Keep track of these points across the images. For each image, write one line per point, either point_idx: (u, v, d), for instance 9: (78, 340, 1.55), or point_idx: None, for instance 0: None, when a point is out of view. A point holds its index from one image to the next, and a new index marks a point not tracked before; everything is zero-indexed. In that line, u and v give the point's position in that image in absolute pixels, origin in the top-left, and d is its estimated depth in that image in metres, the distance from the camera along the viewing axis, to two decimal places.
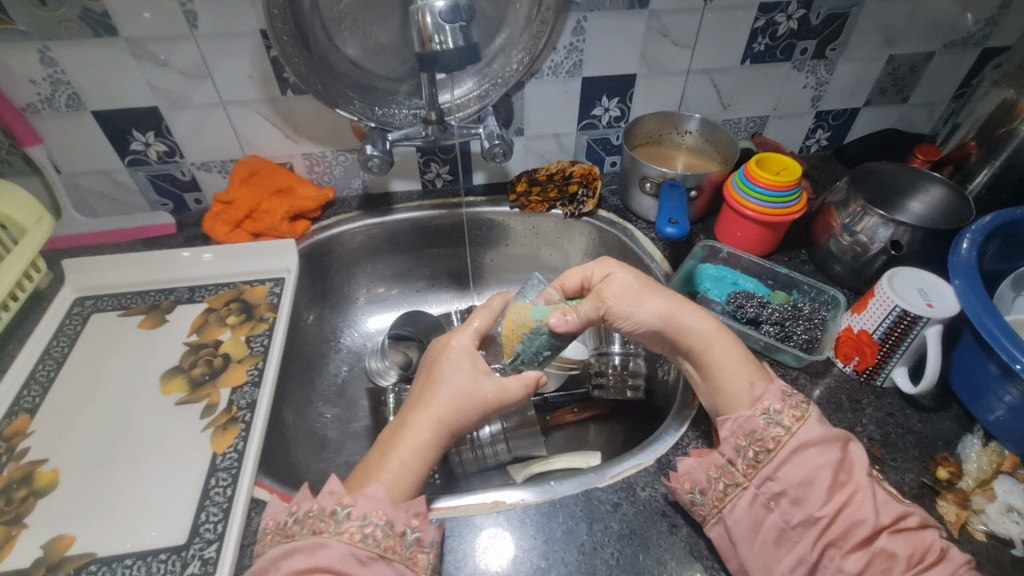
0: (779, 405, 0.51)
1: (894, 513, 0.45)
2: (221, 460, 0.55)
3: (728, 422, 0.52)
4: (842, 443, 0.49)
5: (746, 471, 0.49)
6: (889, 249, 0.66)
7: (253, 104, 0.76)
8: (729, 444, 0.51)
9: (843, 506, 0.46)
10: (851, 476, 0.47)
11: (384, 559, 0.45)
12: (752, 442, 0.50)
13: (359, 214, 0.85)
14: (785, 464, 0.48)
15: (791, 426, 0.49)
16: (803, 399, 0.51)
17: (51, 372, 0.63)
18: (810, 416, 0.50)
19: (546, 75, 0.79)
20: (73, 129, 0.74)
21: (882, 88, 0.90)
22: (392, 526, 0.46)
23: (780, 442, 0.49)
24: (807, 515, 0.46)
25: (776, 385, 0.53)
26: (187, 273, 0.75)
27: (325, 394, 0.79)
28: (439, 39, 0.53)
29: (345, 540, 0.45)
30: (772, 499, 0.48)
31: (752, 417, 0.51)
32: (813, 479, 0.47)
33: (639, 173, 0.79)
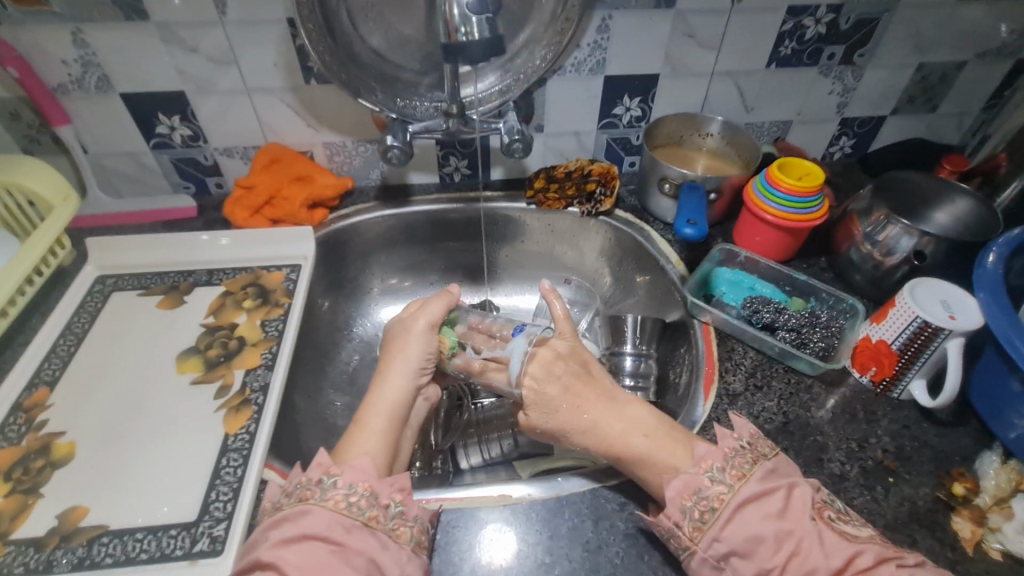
0: (721, 463, 0.48)
1: (846, 554, 0.42)
2: (232, 440, 0.56)
3: (674, 481, 0.48)
4: (784, 490, 0.46)
5: (692, 534, 0.46)
6: (911, 259, 0.65)
7: (278, 92, 0.76)
8: (675, 505, 0.48)
9: (793, 556, 0.43)
10: (796, 522, 0.44)
11: (368, 528, 0.45)
12: (697, 502, 0.47)
13: (377, 206, 0.86)
14: (729, 524, 0.45)
15: (733, 483, 0.47)
16: (746, 457, 0.49)
17: (71, 348, 0.65)
18: (751, 473, 0.47)
19: (569, 72, 0.78)
20: (101, 111, 0.75)
21: (910, 96, 0.88)
22: (377, 498, 0.47)
23: (723, 501, 0.46)
24: (758, 568, 0.44)
25: (718, 445, 0.50)
26: (206, 255, 0.76)
27: (336, 382, 0.80)
28: (465, 31, 0.54)
29: (330, 507, 0.45)
30: (720, 561, 0.45)
31: (696, 476, 0.48)
32: (760, 534, 0.44)
33: (658, 173, 0.79)
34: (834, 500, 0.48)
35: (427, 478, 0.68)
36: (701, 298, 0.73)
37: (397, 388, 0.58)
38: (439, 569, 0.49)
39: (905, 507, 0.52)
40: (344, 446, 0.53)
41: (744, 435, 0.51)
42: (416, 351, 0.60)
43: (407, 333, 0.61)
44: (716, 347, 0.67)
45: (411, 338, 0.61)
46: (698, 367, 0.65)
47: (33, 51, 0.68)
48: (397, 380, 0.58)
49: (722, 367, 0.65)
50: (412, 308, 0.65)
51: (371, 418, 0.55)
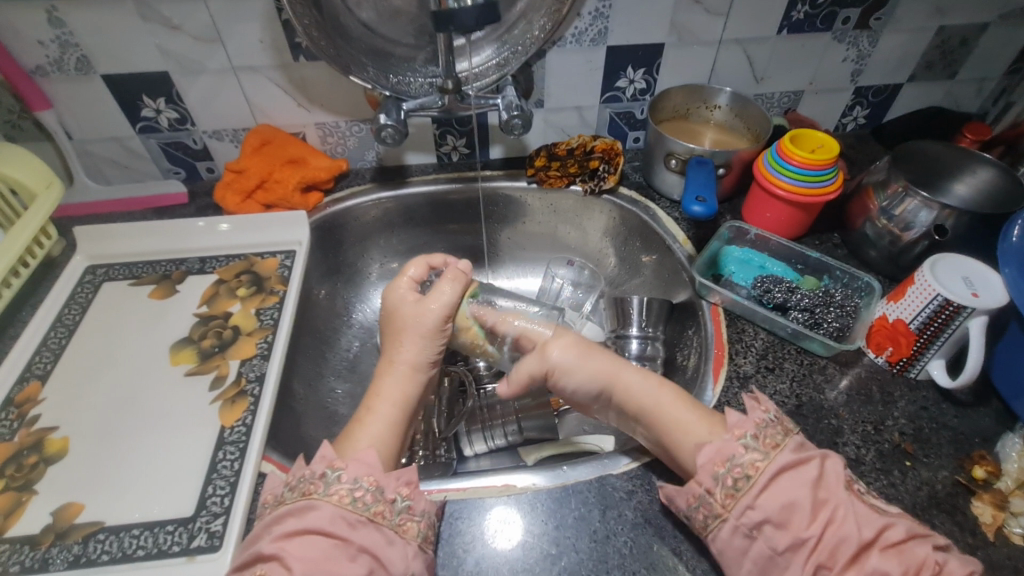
0: (754, 431, 0.46)
1: (878, 525, 0.41)
2: (229, 434, 0.55)
3: (707, 448, 0.47)
4: (819, 460, 0.45)
5: (724, 501, 0.44)
6: (932, 234, 0.62)
7: (265, 70, 0.73)
8: (706, 472, 0.46)
9: (828, 525, 0.42)
10: (831, 492, 0.43)
11: (373, 523, 0.44)
12: (730, 470, 0.45)
13: (372, 187, 0.83)
14: (764, 491, 0.43)
15: (768, 451, 0.45)
16: (780, 427, 0.47)
17: (62, 340, 0.63)
18: (787, 444, 0.46)
19: (569, 43, 0.75)
20: (83, 93, 0.72)
21: (928, 62, 0.84)
22: (382, 492, 0.45)
23: (757, 468, 0.44)
24: (792, 539, 0.42)
25: (750, 413, 0.48)
26: (198, 243, 0.74)
27: (337, 369, 0.78)
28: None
29: (334, 502, 0.44)
30: (752, 529, 0.43)
31: (730, 442, 0.46)
32: (794, 501, 0.42)
33: (664, 148, 0.75)
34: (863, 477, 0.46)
35: (432, 466, 0.65)
36: (709, 278, 0.70)
37: (406, 379, 0.56)
38: (442, 563, 0.48)
39: (924, 491, 0.51)
40: (353, 432, 0.52)
41: (772, 408, 0.49)
42: (425, 343, 0.58)
43: (416, 325, 0.58)
44: (726, 329, 0.65)
45: (420, 331, 0.58)
46: (706, 349, 0.63)
47: (8, 31, 0.65)
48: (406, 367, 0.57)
49: (732, 349, 0.62)
50: (406, 287, 0.61)
51: (382, 408, 0.54)
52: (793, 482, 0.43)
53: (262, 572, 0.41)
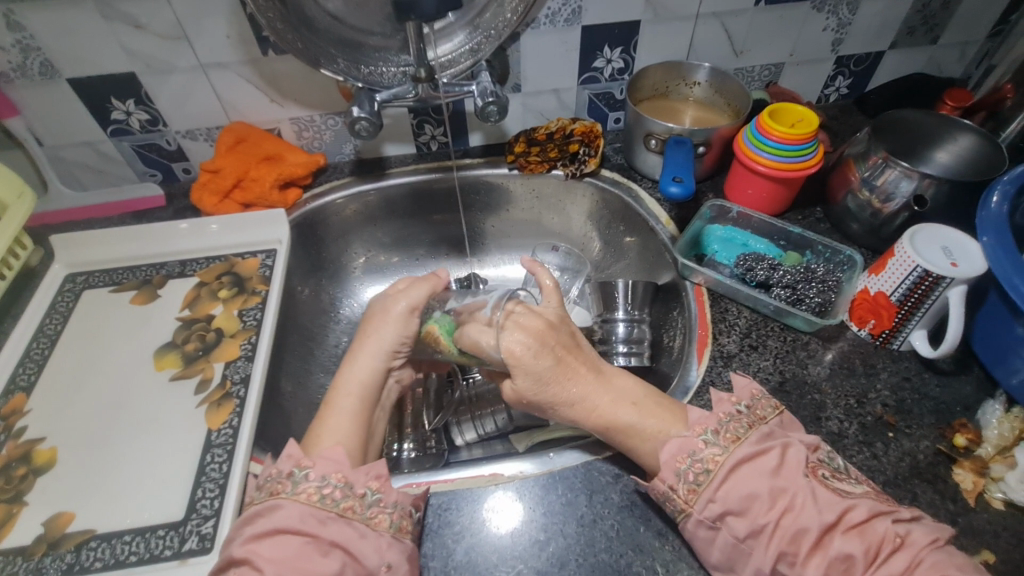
0: (716, 426, 0.47)
1: (839, 509, 0.41)
2: (216, 436, 0.55)
3: (670, 443, 0.47)
4: (779, 450, 0.45)
5: (687, 496, 0.45)
6: (911, 205, 0.62)
7: (234, 66, 0.72)
8: (668, 468, 0.46)
9: (786, 512, 0.42)
10: (789, 479, 0.43)
11: (344, 518, 0.44)
12: (691, 465, 0.45)
13: (352, 181, 0.82)
14: (724, 484, 0.44)
15: (727, 446, 0.45)
16: (743, 421, 0.47)
17: (45, 350, 0.63)
18: (746, 437, 0.46)
19: (543, 24, 0.73)
20: (49, 98, 0.71)
21: (910, 28, 0.83)
22: (352, 488, 0.46)
23: (717, 462, 0.45)
24: (752, 526, 0.42)
25: (713, 410, 0.49)
26: (178, 246, 0.73)
27: (326, 365, 0.78)
28: None
29: (303, 500, 0.44)
30: (716, 521, 0.43)
31: (690, 438, 0.47)
32: (754, 491, 0.43)
33: (644, 128, 0.74)
34: (832, 459, 0.46)
35: (422, 459, 0.67)
36: (693, 258, 0.70)
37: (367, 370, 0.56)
38: (432, 553, 0.48)
39: (906, 462, 0.51)
40: (317, 430, 0.52)
41: (743, 399, 0.49)
42: (390, 330, 0.57)
43: (384, 311, 0.58)
44: (710, 309, 0.65)
45: (388, 319, 0.57)
46: (690, 331, 0.63)
47: None
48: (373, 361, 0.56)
49: (716, 329, 0.63)
50: (381, 277, 0.61)
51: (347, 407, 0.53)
52: (771, 461, 0.44)
53: None
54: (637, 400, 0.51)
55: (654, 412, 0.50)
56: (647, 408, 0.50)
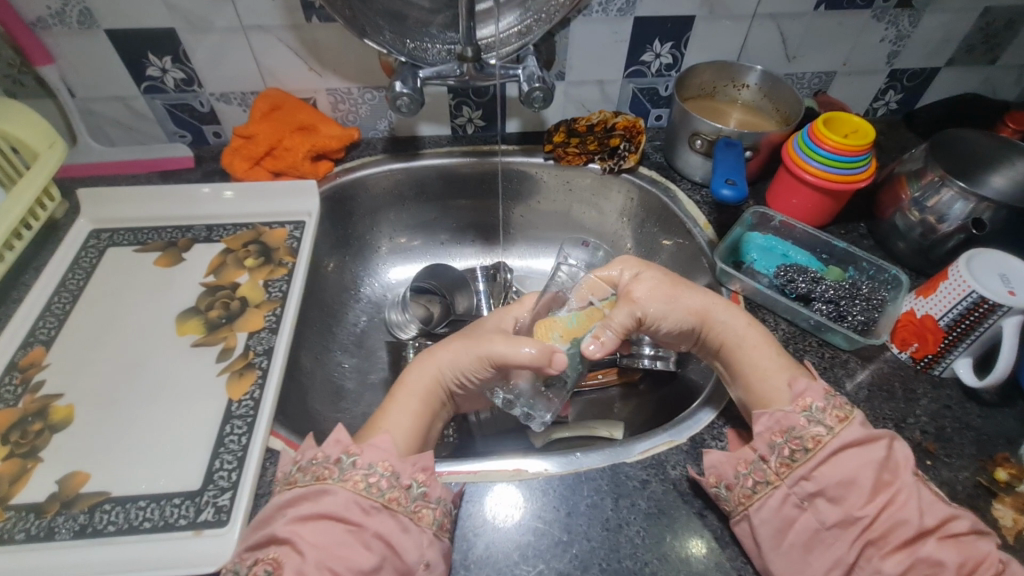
0: (822, 403, 0.47)
1: (941, 515, 0.41)
2: (237, 407, 0.54)
3: (764, 417, 0.48)
4: (887, 441, 0.45)
5: (778, 469, 0.45)
6: (970, 227, 0.59)
7: (276, 30, 0.70)
8: (762, 439, 0.47)
9: (886, 507, 0.42)
10: (896, 475, 0.43)
11: (388, 510, 0.43)
12: (789, 440, 0.46)
13: (384, 158, 0.81)
14: (822, 464, 0.44)
15: (833, 426, 0.45)
16: (846, 402, 0.47)
17: (66, 305, 0.62)
18: (854, 417, 0.46)
19: (595, 12, 0.71)
20: (85, 49, 0.69)
21: (969, 45, 0.80)
22: (397, 477, 0.44)
23: (819, 442, 0.45)
24: (844, 515, 0.43)
25: (818, 383, 0.49)
26: (204, 210, 0.72)
27: (344, 343, 0.78)
28: None
29: (349, 488, 0.43)
30: (805, 500, 0.44)
31: (790, 414, 0.47)
32: (855, 479, 0.43)
33: (690, 128, 0.72)
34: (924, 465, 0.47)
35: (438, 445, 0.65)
36: (730, 265, 0.68)
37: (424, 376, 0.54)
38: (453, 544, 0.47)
39: (944, 491, 0.50)
40: (377, 421, 0.51)
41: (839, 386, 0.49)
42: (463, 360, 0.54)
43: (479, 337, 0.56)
44: None
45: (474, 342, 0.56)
46: None
47: None
48: (433, 375, 0.54)
49: None
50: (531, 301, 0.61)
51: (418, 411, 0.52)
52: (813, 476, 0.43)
53: (274, 556, 0.40)
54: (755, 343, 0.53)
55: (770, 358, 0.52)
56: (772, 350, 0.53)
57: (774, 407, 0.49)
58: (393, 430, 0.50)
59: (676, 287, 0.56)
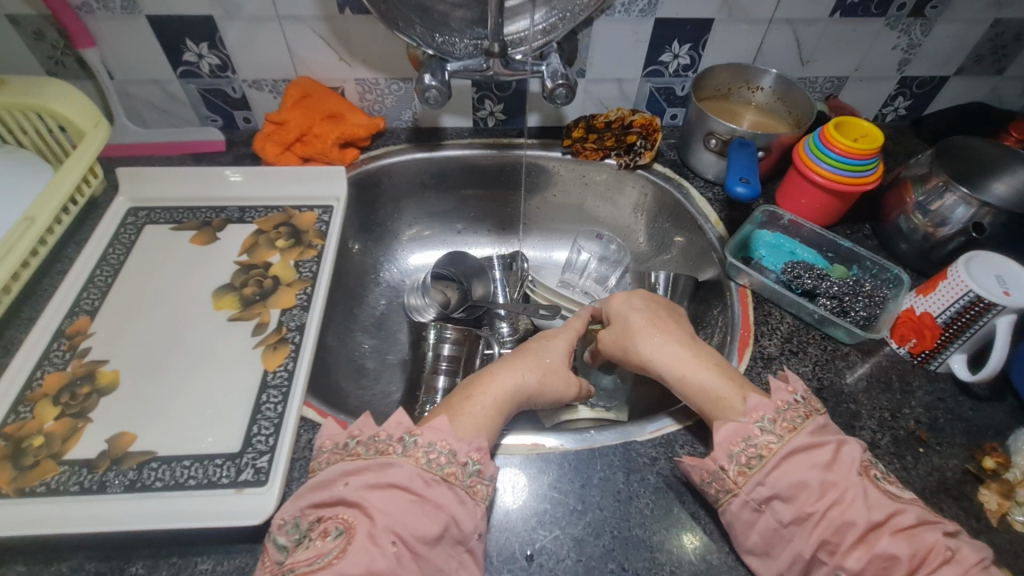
0: (772, 415, 0.49)
1: (888, 510, 0.43)
2: (272, 377, 0.57)
3: (724, 428, 0.50)
4: (834, 445, 0.47)
5: (736, 477, 0.47)
6: (969, 230, 0.62)
7: (310, 20, 0.73)
8: (721, 449, 0.49)
9: (834, 505, 0.44)
10: (843, 476, 0.45)
11: (447, 483, 0.45)
12: (745, 449, 0.48)
13: (408, 147, 0.84)
14: (775, 470, 0.46)
15: (783, 435, 0.47)
16: (800, 411, 0.49)
17: (108, 278, 0.65)
18: (803, 427, 0.48)
19: (618, 12, 0.74)
20: (127, 33, 0.72)
21: (978, 55, 0.83)
22: (455, 455, 0.47)
23: (771, 449, 0.47)
24: (798, 513, 0.45)
25: (769, 398, 0.51)
26: (237, 192, 0.75)
27: (365, 325, 0.81)
28: None
29: (413, 462, 0.46)
30: (761, 503, 0.46)
31: (745, 425, 0.49)
32: (805, 481, 0.45)
33: (705, 128, 0.75)
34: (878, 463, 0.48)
35: None
36: (740, 259, 0.71)
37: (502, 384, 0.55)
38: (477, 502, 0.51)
39: (934, 476, 0.53)
40: (449, 405, 0.52)
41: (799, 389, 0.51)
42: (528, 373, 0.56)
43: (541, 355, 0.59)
44: (753, 310, 0.66)
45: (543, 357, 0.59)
46: (732, 330, 0.65)
47: None
48: (510, 386, 0.55)
49: (758, 331, 0.64)
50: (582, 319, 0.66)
51: (480, 397, 0.53)
52: (814, 459, 0.46)
53: (346, 516, 0.43)
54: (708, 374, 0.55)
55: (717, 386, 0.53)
56: (713, 380, 0.54)
57: (731, 418, 0.51)
58: (455, 415, 0.51)
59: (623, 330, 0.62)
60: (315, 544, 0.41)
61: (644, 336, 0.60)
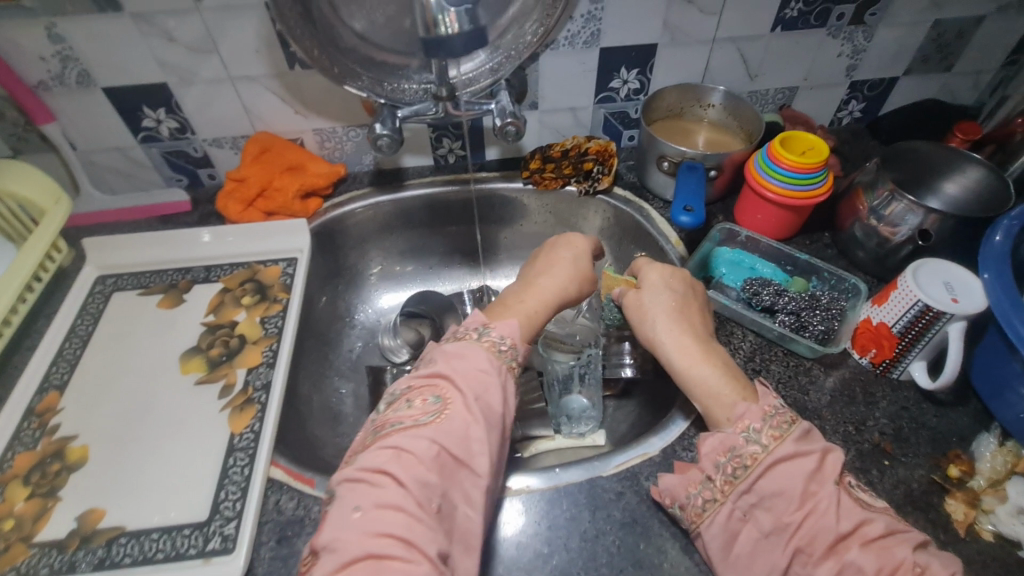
0: (759, 424, 0.49)
1: (857, 519, 0.44)
2: (238, 440, 0.58)
3: (709, 438, 0.50)
4: (819, 455, 0.47)
5: (723, 486, 0.48)
6: (915, 238, 0.63)
7: (262, 79, 0.74)
8: (708, 460, 0.50)
9: (810, 514, 0.44)
10: (822, 486, 0.45)
11: (510, 373, 0.52)
12: (732, 459, 0.49)
13: (371, 191, 0.85)
14: (760, 479, 0.47)
15: (768, 444, 0.48)
16: (787, 418, 0.49)
17: (77, 350, 0.66)
18: (790, 436, 0.48)
19: (562, 45, 0.75)
20: (84, 105, 0.74)
21: (924, 55, 0.84)
22: (518, 354, 0.54)
23: (756, 459, 0.47)
24: (777, 522, 0.46)
25: (758, 404, 0.51)
26: (201, 252, 0.76)
27: (340, 370, 0.82)
28: (444, 23, 0.50)
29: (486, 349, 0.53)
30: (746, 511, 0.47)
31: (732, 434, 0.50)
32: (785, 490, 0.46)
33: (657, 150, 0.76)
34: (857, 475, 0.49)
35: None
36: (700, 280, 0.72)
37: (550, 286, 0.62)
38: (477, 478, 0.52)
39: (900, 490, 0.53)
40: (506, 304, 0.60)
41: None
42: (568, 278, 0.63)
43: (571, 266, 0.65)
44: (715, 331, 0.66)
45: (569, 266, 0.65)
46: None
47: (9, 47, 0.66)
48: (558, 289, 0.62)
49: None
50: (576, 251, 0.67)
51: (533, 299, 0.60)
52: (773, 484, 0.46)
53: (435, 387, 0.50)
54: (718, 369, 0.56)
55: (720, 385, 0.54)
56: (715, 378, 0.55)
57: (720, 429, 0.52)
58: (513, 312, 0.58)
59: (655, 306, 0.61)
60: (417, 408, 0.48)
61: (662, 320, 0.60)
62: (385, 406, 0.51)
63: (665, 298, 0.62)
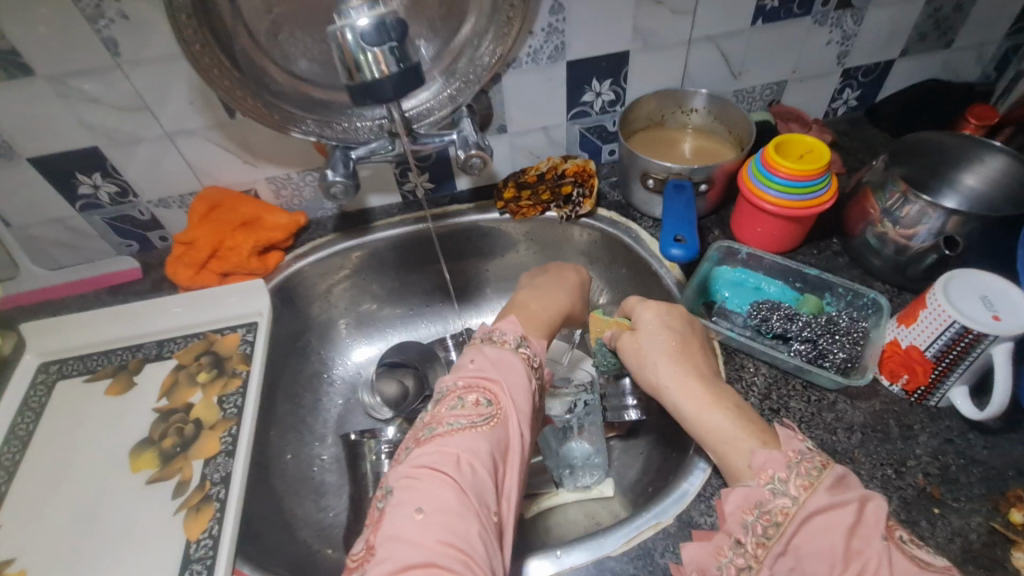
0: (784, 472, 0.42)
1: None
2: (195, 549, 0.51)
3: (733, 495, 0.44)
4: (857, 503, 0.40)
5: (756, 551, 0.41)
6: (941, 246, 0.56)
7: (201, 131, 0.68)
8: (734, 520, 0.43)
9: None
10: (868, 542, 0.38)
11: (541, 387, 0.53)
12: (759, 517, 0.42)
13: (335, 238, 0.78)
14: (797, 538, 0.40)
15: (799, 495, 0.41)
16: (817, 462, 0.42)
17: (15, 456, 0.59)
18: (822, 482, 0.41)
19: (525, 63, 0.69)
20: (9, 180, 0.67)
21: (920, 33, 0.77)
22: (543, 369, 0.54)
23: (787, 515, 0.40)
24: None
25: (781, 450, 0.44)
26: (152, 326, 0.69)
27: (320, 436, 0.75)
28: (366, 66, 0.46)
29: (522, 358, 0.51)
30: None
31: (756, 488, 0.43)
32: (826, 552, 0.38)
33: (639, 168, 0.69)
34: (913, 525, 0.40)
35: None
36: (701, 307, 0.65)
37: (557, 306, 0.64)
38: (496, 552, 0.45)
39: (957, 543, 0.46)
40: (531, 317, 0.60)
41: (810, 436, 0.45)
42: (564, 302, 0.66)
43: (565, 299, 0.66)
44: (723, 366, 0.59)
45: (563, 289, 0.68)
46: None
47: None
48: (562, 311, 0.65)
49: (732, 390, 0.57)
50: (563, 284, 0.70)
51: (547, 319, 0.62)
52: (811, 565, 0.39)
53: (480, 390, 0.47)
54: (732, 413, 0.49)
55: (737, 429, 0.47)
56: (730, 424, 0.48)
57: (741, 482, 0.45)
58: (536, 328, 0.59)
59: (655, 350, 0.55)
60: (471, 409, 0.46)
61: (664, 363, 0.54)
62: (434, 403, 0.49)
63: (663, 341, 0.55)
